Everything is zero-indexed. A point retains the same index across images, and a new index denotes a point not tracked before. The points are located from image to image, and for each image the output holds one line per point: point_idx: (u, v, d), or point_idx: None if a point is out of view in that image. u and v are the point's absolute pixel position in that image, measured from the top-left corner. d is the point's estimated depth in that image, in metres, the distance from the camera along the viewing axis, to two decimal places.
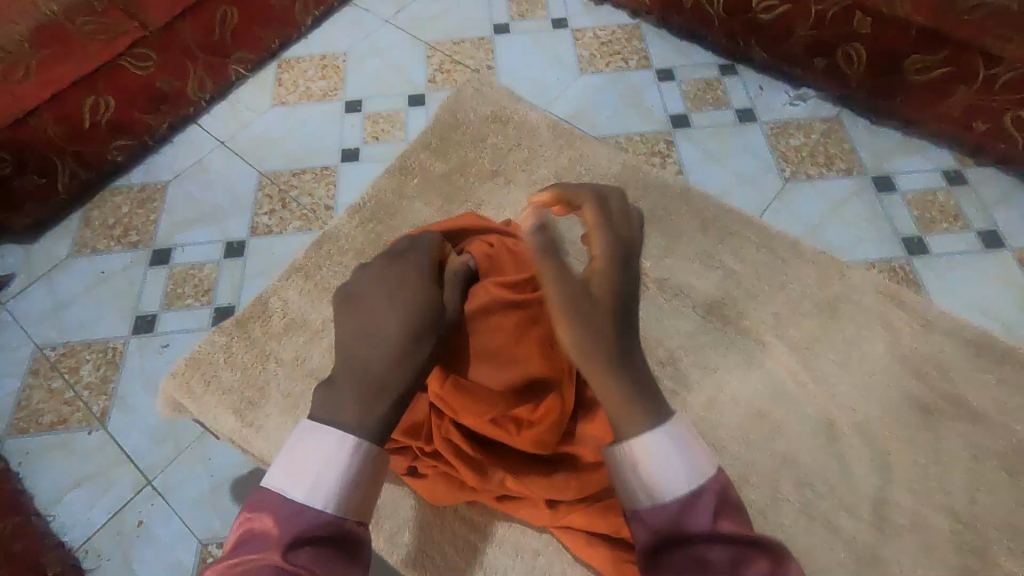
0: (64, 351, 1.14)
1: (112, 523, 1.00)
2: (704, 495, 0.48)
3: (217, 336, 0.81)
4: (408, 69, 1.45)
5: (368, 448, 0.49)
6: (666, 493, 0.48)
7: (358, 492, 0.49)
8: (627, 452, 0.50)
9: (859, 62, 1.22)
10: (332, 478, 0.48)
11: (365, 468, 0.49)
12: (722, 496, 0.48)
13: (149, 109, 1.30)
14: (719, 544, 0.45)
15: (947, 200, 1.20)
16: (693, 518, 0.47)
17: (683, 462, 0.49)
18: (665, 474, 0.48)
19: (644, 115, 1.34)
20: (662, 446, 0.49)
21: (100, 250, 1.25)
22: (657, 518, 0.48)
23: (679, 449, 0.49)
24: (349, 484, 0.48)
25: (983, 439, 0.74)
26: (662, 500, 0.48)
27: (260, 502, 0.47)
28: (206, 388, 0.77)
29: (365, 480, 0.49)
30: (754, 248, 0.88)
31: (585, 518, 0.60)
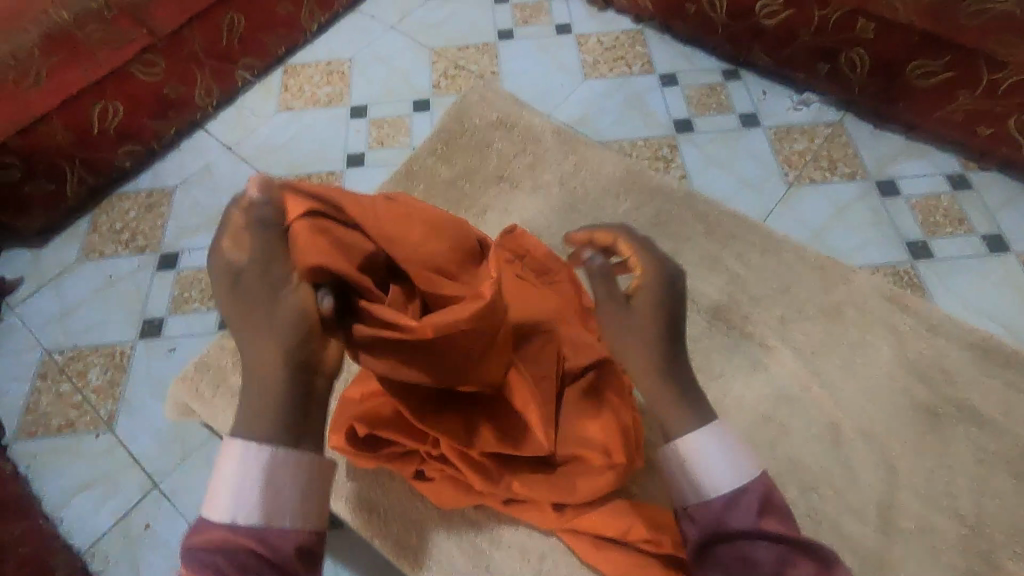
0: (72, 355, 1.15)
1: (119, 526, 1.00)
2: (749, 493, 0.48)
3: (225, 340, 0.82)
4: (414, 75, 1.46)
5: (279, 453, 0.46)
6: (712, 491, 0.48)
7: (277, 497, 0.46)
8: (676, 451, 0.51)
9: (862, 67, 1.23)
10: (241, 491, 0.45)
11: (275, 473, 0.46)
12: (771, 498, 0.48)
13: (157, 115, 1.31)
14: (767, 542, 0.45)
15: (951, 204, 1.20)
16: (738, 517, 0.47)
17: (729, 461, 0.49)
18: (711, 474, 0.49)
19: (648, 120, 1.35)
20: (710, 446, 0.50)
21: (108, 254, 1.26)
22: (703, 514, 0.48)
23: (728, 450, 0.50)
24: (262, 489, 0.45)
25: (989, 443, 0.74)
26: (706, 497, 0.49)
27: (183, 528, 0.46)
28: (214, 391, 0.78)
29: (284, 484, 0.46)
30: (759, 252, 0.88)
31: (592, 521, 0.61)
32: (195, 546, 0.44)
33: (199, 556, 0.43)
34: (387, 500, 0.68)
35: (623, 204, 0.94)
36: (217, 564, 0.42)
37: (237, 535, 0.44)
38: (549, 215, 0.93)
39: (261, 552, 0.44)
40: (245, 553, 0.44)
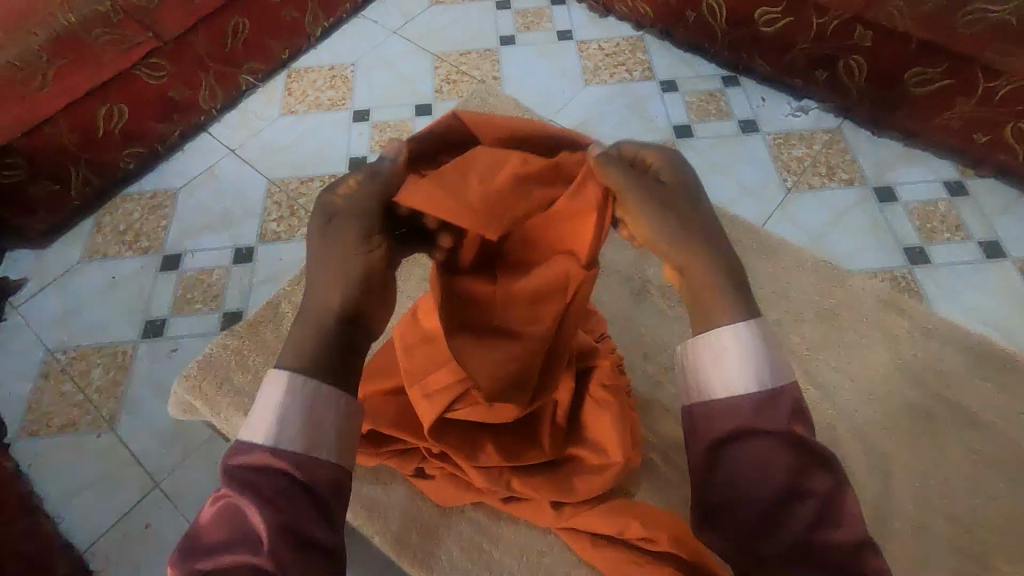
0: (75, 355, 1.16)
1: (120, 525, 1.01)
2: (783, 398, 0.48)
3: (228, 339, 0.83)
4: (415, 80, 1.48)
5: (323, 387, 0.49)
6: (744, 387, 0.49)
7: (320, 424, 0.48)
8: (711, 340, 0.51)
9: (860, 74, 1.24)
10: (281, 420, 0.47)
11: (316, 404, 0.49)
12: (800, 406, 0.48)
13: (161, 117, 1.33)
14: (792, 445, 0.45)
15: (948, 210, 1.21)
16: (768, 419, 0.47)
17: (767, 366, 0.49)
18: (741, 371, 0.49)
19: (649, 126, 1.36)
20: (745, 342, 0.50)
21: (111, 255, 1.27)
22: (732, 411, 0.48)
23: (765, 351, 0.50)
24: (303, 418, 0.48)
25: (983, 446, 0.74)
26: (737, 395, 0.49)
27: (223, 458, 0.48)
28: (216, 390, 0.79)
29: (324, 413, 0.49)
30: (756, 256, 0.89)
31: (591, 519, 0.62)
32: (238, 471, 0.46)
33: (245, 477, 0.45)
34: (387, 498, 0.69)
35: None
36: (257, 485, 0.45)
37: (276, 459, 0.46)
38: None
39: (304, 475, 0.46)
40: (283, 477, 0.46)
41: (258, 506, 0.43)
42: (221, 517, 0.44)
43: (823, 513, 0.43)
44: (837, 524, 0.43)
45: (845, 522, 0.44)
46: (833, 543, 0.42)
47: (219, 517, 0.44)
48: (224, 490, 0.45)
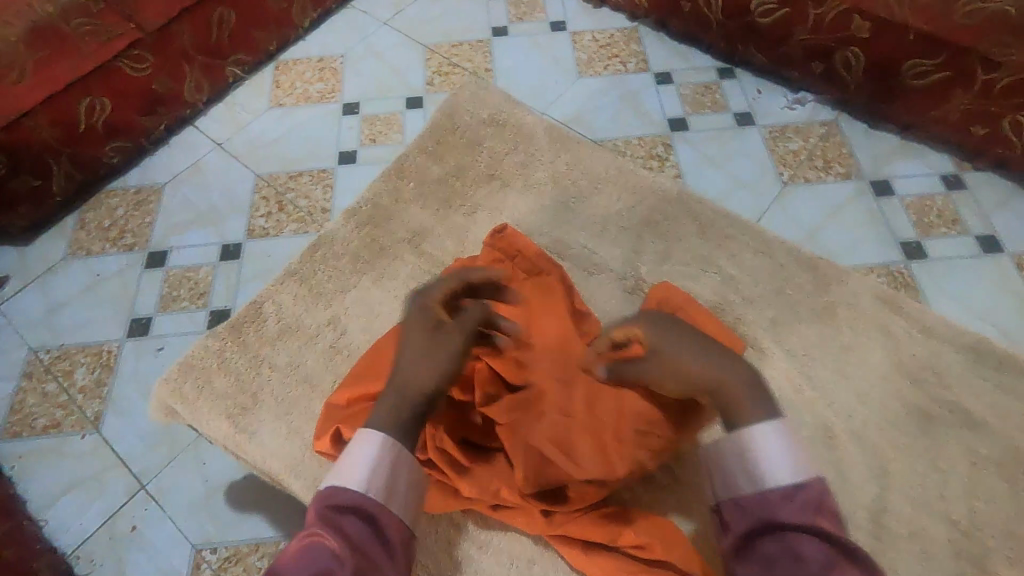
0: (59, 354, 1.14)
1: (105, 528, 0.99)
2: (806, 491, 0.52)
3: (210, 341, 0.81)
4: (406, 70, 1.45)
5: (403, 449, 0.57)
6: (771, 481, 0.53)
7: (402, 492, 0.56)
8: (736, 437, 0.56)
9: (858, 66, 1.22)
10: (375, 472, 0.55)
11: (400, 470, 0.56)
12: (824, 501, 0.51)
13: (145, 111, 1.30)
14: (817, 538, 0.48)
15: (945, 204, 1.20)
16: (787, 509, 0.51)
17: (789, 462, 0.53)
18: (767, 463, 0.54)
19: (643, 118, 1.34)
20: (773, 445, 0.54)
21: (95, 252, 1.24)
22: (756, 506, 0.52)
23: (790, 447, 0.54)
24: (392, 478, 0.55)
25: (981, 446, 0.73)
26: (764, 489, 0.53)
27: (313, 501, 0.54)
28: (198, 393, 0.77)
29: (403, 475, 0.56)
30: (751, 252, 0.88)
31: (581, 527, 0.61)
32: (330, 507, 0.52)
33: (336, 520, 0.51)
34: None
35: (615, 203, 0.94)
36: (343, 529, 0.51)
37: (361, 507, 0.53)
38: (542, 215, 0.93)
39: (378, 533, 0.52)
40: (363, 525, 0.52)
41: (348, 551, 0.49)
42: (306, 555, 0.48)
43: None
44: None
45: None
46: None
47: (300, 552, 0.48)
48: (311, 530, 0.50)
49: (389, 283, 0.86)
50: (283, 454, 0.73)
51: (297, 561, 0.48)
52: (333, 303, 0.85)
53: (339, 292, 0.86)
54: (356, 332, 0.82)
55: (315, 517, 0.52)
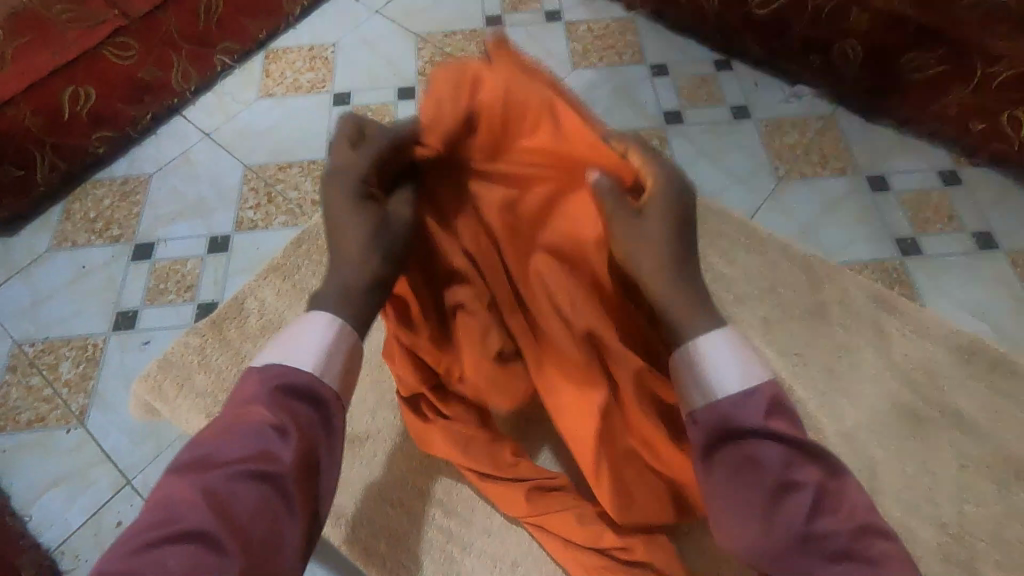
0: (43, 347, 1.12)
1: (90, 525, 0.97)
2: (758, 396, 0.48)
3: (192, 337, 0.80)
4: (399, 61, 1.43)
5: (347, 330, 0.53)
6: (721, 392, 0.50)
7: (348, 379, 0.53)
8: (693, 361, 0.52)
9: (854, 61, 1.21)
10: (318, 360, 0.50)
11: (343, 355, 0.52)
12: (776, 399, 0.49)
13: (131, 99, 1.28)
14: (772, 439, 0.46)
15: (941, 201, 1.19)
16: (741, 416, 0.48)
17: (739, 368, 0.50)
18: (717, 376, 0.50)
19: (638, 111, 1.32)
20: (717, 356, 0.51)
21: (81, 244, 1.22)
22: (710, 417, 0.49)
23: (736, 353, 0.51)
24: (332, 366, 0.51)
25: (973, 449, 0.73)
26: (714, 398, 0.49)
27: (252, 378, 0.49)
28: (179, 390, 0.76)
29: (351, 361, 0.53)
30: (744, 250, 0.87)
31: (563, 522, 0.65)
32: (270, 389, 0.48)
33: (278, 399, 0.47)
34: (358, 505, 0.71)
35: None
36: (287, 408, 0.47)
37: (310, 386, 0.49)
38: None
39: (320, 422, 0.49)
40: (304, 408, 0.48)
41: (292, 430, 0.46)
42: (243, 430, 0.45)
43: (818, 504, 0.43)
44: (838, 510, 0.43)
45: (842, 510, 0.43)
46: (836, 531, 0.42)
47: (235, 429, 0.45)
48: (248, 407, 0.46)
49: None
50: None
51: (229, 441, 0.44)
52: None
53: None
54: None
55: (250, 398, 0.47)
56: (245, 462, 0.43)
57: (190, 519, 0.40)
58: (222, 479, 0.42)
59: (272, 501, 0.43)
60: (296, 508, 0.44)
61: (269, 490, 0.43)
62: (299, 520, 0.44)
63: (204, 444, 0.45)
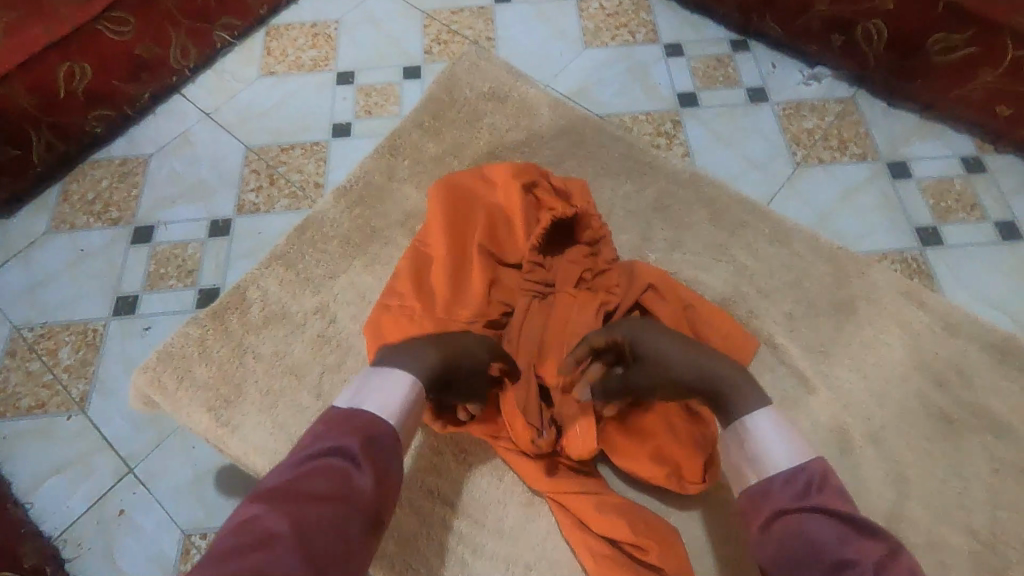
0: (43, 332, 1.10)
1: (92, 513, 0.96)
2: (804, 473, 0.59)
3: (191, 329, 0.80)
4: (405, 38, 1.38)
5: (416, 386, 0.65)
6: (769, 466, 0.61)
7: (409, 430, 0.64)
8: (734, 430, 0.65)
9: (879, 41, 1.15)
10: (397, 410, 0.63)
11: (417, 408, 0.65)
12: (823, 479, 0.58)
13: (128, 77, 1.23)
14: (827, 516, 0.55)
15: (964, 187, 1.15)
16: (793, 494, 0.58)
17: (783, 441, 0.62)
18: (769, 452, 0.62)
19: (651, 93, 1.28)
20: (763, 428, 0.63)
21: (79, 226, 1.20)
22: (763, 492, 0.60)
23: (780, 429, 0.63)
24: (409, 418, 0.64)
25: (1005, 452, 0.74)
26: (766, 474, 0.61)
27: (334, 417, 0.60)
28: (179, 385, 0.76)
29: (414, 411, 0.65)
30: (766, 241, 0.86)
31: (579, 505, 0.68)
32: (355, 430, 0.58)
33: (354, 450, 0.57)
34: None
35: (624, 184, 0.92)
36: (369, 451, 0.58)
37: (384, 429, 0.60)
38: None
39: (388, 464, 0.59)
40: (376, 451, 0.58)
41: (372, 473, 0.56)
42: (331, 468, 0.54)
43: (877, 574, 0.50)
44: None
45: None
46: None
47: (324, 469, 0.54)
48: (333, 447, 0.56)
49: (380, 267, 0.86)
50: (271, 450, 0.74)
51: (318, 474, 0.54)
52: (320, 290, 0.83)
53: (329, 279, 0.84)
54: (345, 321, 0.81)
55: (338, 435, 0.58)
56: (333, 494, 0.52)
57: (280, 545, 0.48)
58: (315, 509, 0.51)
59: (347, 534, 0.51)
60: (364, 545, 0.53)
61: (347, 521, 0.52)
62: (364, 551, 0.53)
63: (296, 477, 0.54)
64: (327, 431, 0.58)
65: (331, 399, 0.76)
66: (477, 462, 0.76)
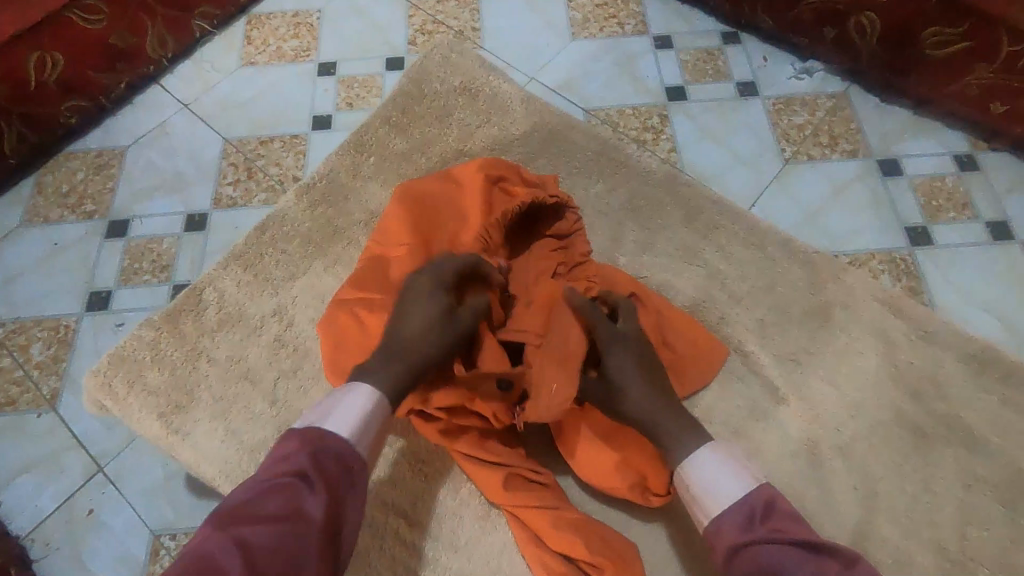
0: (15, 328, 1.08)
1: (61, 512, 0.95)
2: (752, 504, 0.61)
3: (146, 331, 0.85)
4: (388, 28, 1.35)
5: (380, 397, 0.66)
6: (718, 505, 0.62)
7: (373, 446, 0.65)
8: (680, 474, 0.67)
9: (871, 34, 1.12)
10: (354, 428, 0.63)
11: (379, 421, 0.65)
12: (769, 506, 0.60)
13: (103, 67, 1.20)
14: (776, 544, 0.57)
15: (956, 186, 1.13)
16: (745, 528, 0.60)
17: (727, 475, 0.64)
18: (716, 490, 0.63)
19: (638, 86, 1.25)
20: (706, 466, 0.65)
21: (53, 220, 1.18)
22: (719, 531, 0.61)
23: (723, 464, 0.65)
24: (369, 431, 0.64)
25: (982, 468, 0.75)
26: (716, 515, 0.62)
27: (294, 433, 0.62)
28: (129, 389, 0.81)
29: (377, 423, 0.65)
30: (741, 244, 0.89)
31: (536, 521, 0.69)
32: (310, 450, 0.60)
33: (308, 465, 0.59)
34: None
35: (594, 185, 0.94)
36: (325, 469, 0.59)
37: (338, 446, 0.61)
38: None
39: (347, 481, 0.60)
40: (332, 467, 0.60)
41: (327, 491, 0.57)
42: (284, 488, 0.56)
43: None
44: None
45: None
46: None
47: (275, 489, 0.56)
48: (288, 464, 0.58)
49: (336, 268, 0.89)
50: (221, 455, 0.78)
51: (269, 496, 0.56)
52: (278, 291, 0.87)
53: (287, 280, 0.88)
54: (303, 325, 0.85)
55: (295, 454, 0.59)
56: (282, 517, 0.54)
57: (228, 572, 0.50)
58: (263, 532, 0.53)
59: (297, 555, 0.53)
60: (325, 561, 0.54)
61: (302, 541, 0.54)
62: (327, 567, 0.55)
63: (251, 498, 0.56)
64: (284, 450, 0.60)
65: (284, 404, 0.80)
66: (434, 474, 0.78)
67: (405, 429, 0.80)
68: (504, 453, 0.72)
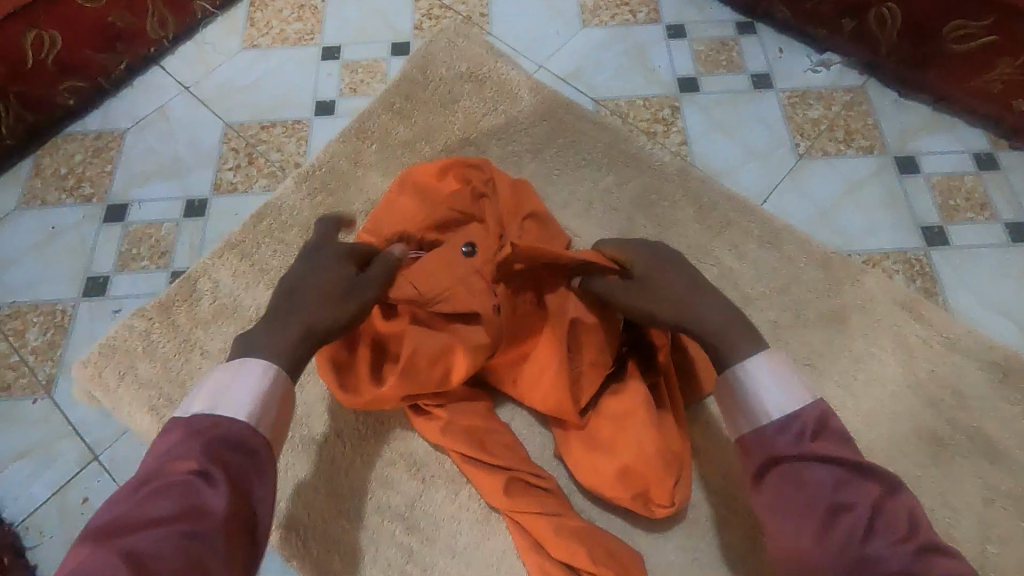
0: (10, 312, 1.07)
1: (55, 500, 0.94)
2: (800, 420, 0.56)
3: (138, 321, 0.84)
4: (393, 12, 1.32)
5: (274, 372, 0.61)
6: (763, 414, 0.58)
7: (278, 423, 0.60)
8: (729, 375, 0.62)
9: (892, 27, 1.09)
10: (252, 407, 0.57)
11: (279, 397, 0.60)
12: (819, 422, 0.56)
13: (102, 47, 1.18)
14: (824, 462, 0.53)
15: (974, 185, 1.09)
16: (789, 442, 0.56)
17: (780, 388, 0.59)
18: (763, 399, 0.59)
19: (649, 76, 1.22)
20: (758, 374, 0.60)
21: (50, 203, 1.16)
22: (757, 440, 0.58)
23: (778, 374, 0.59)
24: (269, 407, 0.59)
25: (1002, 482, 0.74)
26: (760, 422, 0.58)
27: (177, 430, 0.55)
28: (119, 380, 0.80)
29: (277, 400, 0.60)
30: (756, 244, 0.87)
31: (536, 526, 0.68)
32: (200, 444, 0.53)
33: (202, 456, 0.52)
34: (319, 513, 0.74)
35: (605, 177, 0.92)
36: (224, 457, 0.53)
37: (238, 429, 0.56)
38: None
39: (250, 467, 0.54)
40: (231, 455, 0.54)
41: (225, 480, 0.51)
42: (171, 487, 0.50)
43: (872, 519, 0.49)
44: (890, 526, 0.49)
45: (896, 526, 0.49)
46: (889, 553, 0.47)
47: (161, 491, 0.49)
48: (175, 462, 0.51)
49: None
50: None
51: (156, 500, 0.49)
52: (275, 282, 0.86)
53: (285, 270, 0.87)
54: None
55: (180, 453, 0.52)
56: (174, 517, 0.48)
57: None
58: (150, 538, 0.46)
59: (198, 554, 0.47)
60: (231, 556, 0.49)
61: (199, 539, 0.47)
62: (233, 562, 0.49)
63: (134, 506, 0.49)
64: (168, 450, 0.53)
65: None
66: (433, 476, 0.77)
67: (406, 429, 0.79)
68: (503, 453, 0.72)
